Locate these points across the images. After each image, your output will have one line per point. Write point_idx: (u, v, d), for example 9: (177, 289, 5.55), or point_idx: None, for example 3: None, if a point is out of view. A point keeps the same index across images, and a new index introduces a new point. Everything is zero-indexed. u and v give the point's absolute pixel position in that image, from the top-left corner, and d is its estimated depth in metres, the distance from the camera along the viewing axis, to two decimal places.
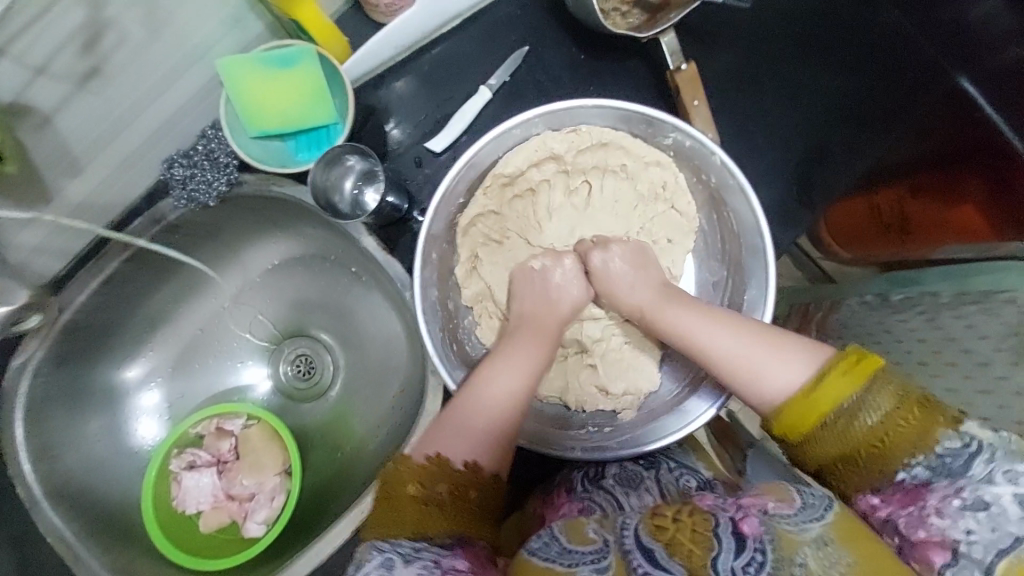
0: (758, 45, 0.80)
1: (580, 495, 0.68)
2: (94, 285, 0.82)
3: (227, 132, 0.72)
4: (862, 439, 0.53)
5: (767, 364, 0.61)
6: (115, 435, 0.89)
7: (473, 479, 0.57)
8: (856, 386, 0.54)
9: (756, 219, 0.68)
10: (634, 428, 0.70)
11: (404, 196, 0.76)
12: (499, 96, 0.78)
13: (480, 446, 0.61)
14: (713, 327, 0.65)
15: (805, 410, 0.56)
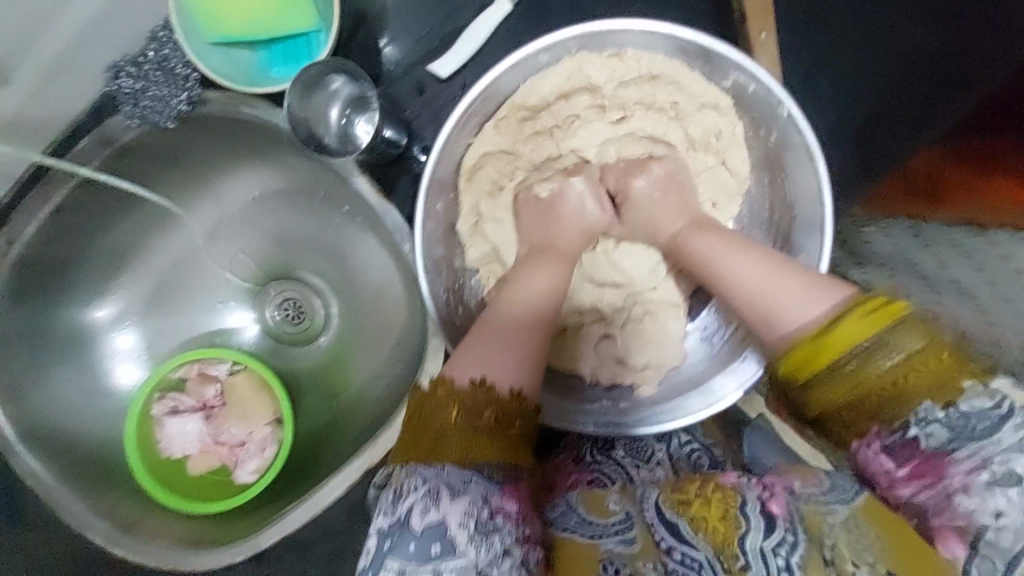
0: None
1: (589, 466, 0.68)
2: (45, 215, 0.72)
3: (179, 35, 0.57)
4: (872, 387, 0.40)
5: (785, 292, 0.49)
6: (88, 378, 0.82)
7: (516, 406, 0.46)
8: (874, 328, 0.41)
9: (818, 188, 0.58)
10: (651, 404, 0.65)
11: (403, 129, 0.65)
12: (522, 9, 0.64)
13: (505, 360, 0.50)
14: (733, 249, 0.55)
15: (814, 349, 0.43)
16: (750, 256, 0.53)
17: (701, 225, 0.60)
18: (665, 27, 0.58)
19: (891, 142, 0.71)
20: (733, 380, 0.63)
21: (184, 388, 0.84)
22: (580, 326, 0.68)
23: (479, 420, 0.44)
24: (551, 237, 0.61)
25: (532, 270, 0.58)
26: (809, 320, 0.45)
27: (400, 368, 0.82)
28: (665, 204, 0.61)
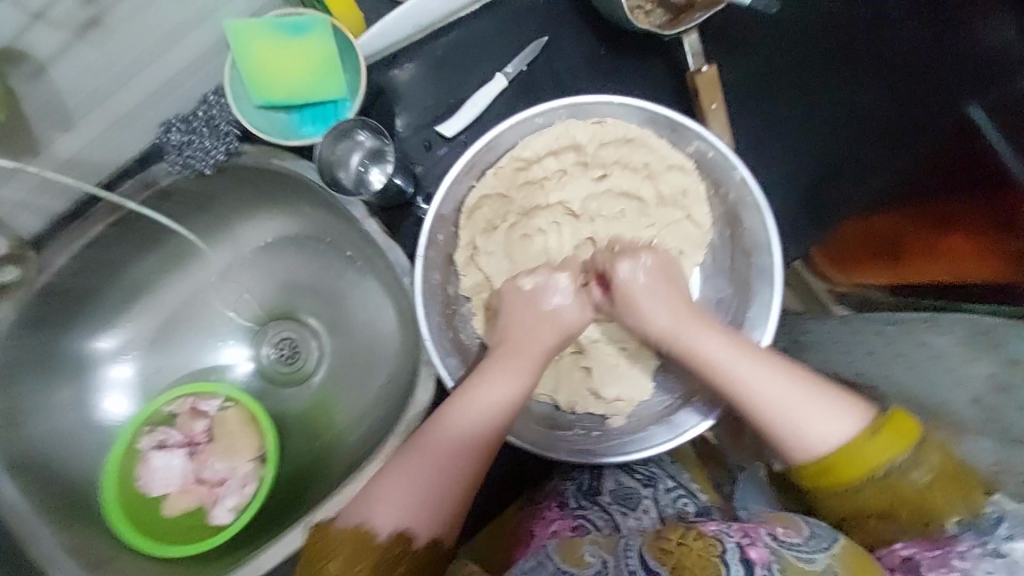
0: (782, 48, 0.77)
1: (573, 512, 0.66)
2: (76, 248, 0.77)
3: (230, 100, 0.69)
4: (904, 497, 0.52)
5: (810, 413, 0.55)
6: (83, 408, 0.84)
7: (394, 561, 0.53)
8: (898, 450, 0.52)
9: (767, 239, 0.67)
10: (622, 435, 0.69)
11: (410, 179, 0.74)
12: (515, 85, 0.76)
13: (420, 514, 0.55)
14: (750, 367, 0.57)
15: (841, 464, 0.54)
16: (775, 373, 0.56)
17: (687, 322, 0.59)
18: (638, 101, 0.68)
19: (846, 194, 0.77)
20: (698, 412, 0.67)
21: (173, 422, 0.84)
22: (560, 358, 0.70)
23: (353, 570, 0.52)
24: (518, 327, 0.62)
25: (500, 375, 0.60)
26: (833, 444, 0.54)
27: (389, 405, 0.84)
28: (658, 297, 0.60)
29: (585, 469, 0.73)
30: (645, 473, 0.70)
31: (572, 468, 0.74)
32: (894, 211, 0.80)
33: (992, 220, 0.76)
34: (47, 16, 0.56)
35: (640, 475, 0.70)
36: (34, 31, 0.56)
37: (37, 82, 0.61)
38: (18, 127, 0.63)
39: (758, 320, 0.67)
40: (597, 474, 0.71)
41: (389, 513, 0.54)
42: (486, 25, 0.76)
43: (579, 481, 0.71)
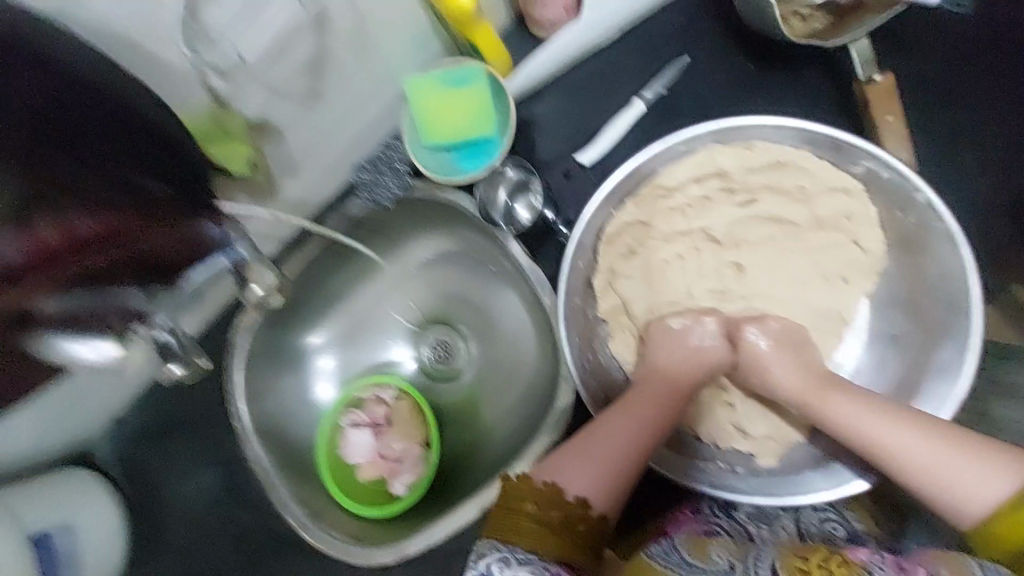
0: (934, 77, 0.76)
1: (708, 519, 0.66)
2: (298, 267, 0.97)
3: (407, 142, 0.80)
4: None
5: (964, 471, 0.52)
6: (300, 391, 1.05)
7: (584, 514, 0.55)
8: None
9: (964, 267, 0.61)
10: (772, 475, 0.69)
11: (554, 208, 0.82)
12: (654, 110, 0.78)
13: (596, 482, 0.58)
14: (902, 430, 0.56)
15: (1017, 521, 0.48)
16: (913, 432, 0.55)
17: (812, 390, 0.61)
18: (797, 122, 0.65)
19: None
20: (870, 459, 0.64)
21: (361, 406, 1.02)
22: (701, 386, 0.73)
23: (550, 515, 0.53)
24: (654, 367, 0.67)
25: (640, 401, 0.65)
26: (992, 499, 0.50)
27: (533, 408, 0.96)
28: (784, 361, 0.63)
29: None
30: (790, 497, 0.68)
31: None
32: None
33: None
34: (286, 93, 0.69)
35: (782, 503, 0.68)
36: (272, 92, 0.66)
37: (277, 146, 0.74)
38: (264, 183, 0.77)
39: (953, 355, 0.61)
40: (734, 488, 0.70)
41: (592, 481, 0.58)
42: (625, 55, 0.79)
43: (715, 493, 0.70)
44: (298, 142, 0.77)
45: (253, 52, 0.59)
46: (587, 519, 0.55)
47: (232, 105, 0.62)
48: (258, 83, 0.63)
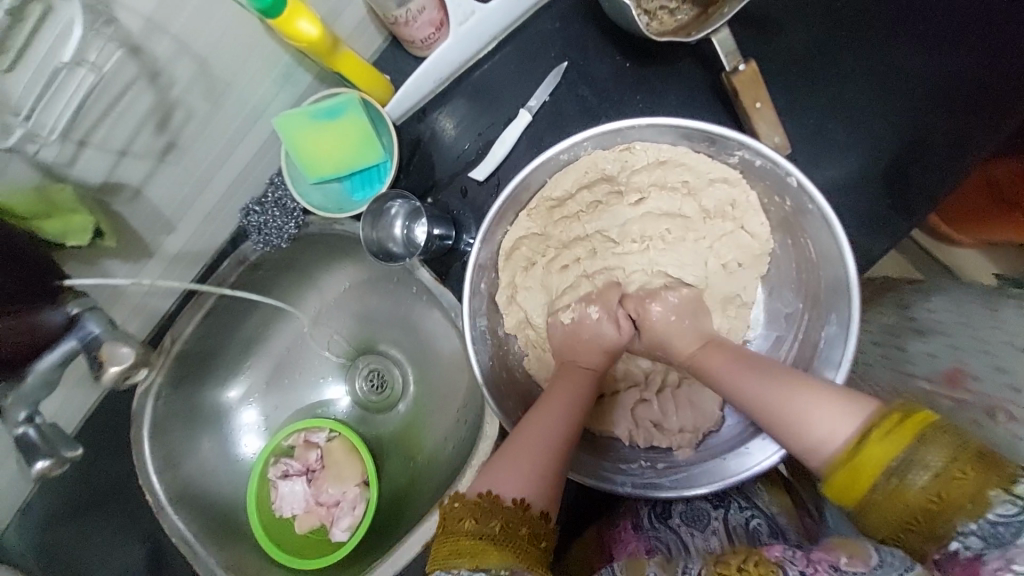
0: (830, 32, 0.69)
1: (649, 534, 0.73)
2: (199, 316, 0.93)
3: (292, 185, 0.76)
4: (916, 502, 0.45)
5: (816, 416, 0.53)
6: (223, 447, 1.01)
7: (521, 515, 0.51)
8: (901, 445, 0.46)
9: (840, 251, 0.61)
10: (689, 467, 0.68)
11: (450, 225, 0.78)
12: (541, 117, 0.76)
13: (525, 478, 0.55)
14: (769, 382, 0.57)
15: (852, 468, 0.48)
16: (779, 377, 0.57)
17: (702, 351, 0.65)
18: (671, 119, 0.64)
19: (941, 172, 0.66)
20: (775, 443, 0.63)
21: (292, 453, 1.00)
22: (618, 390, 0.73)
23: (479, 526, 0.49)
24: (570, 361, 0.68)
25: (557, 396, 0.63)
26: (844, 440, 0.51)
27: (469, 429, 0.95)
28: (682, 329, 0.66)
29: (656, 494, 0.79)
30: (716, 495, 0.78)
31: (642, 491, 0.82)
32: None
33: None
34: (130, 151, 0.62)
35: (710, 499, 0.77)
36: (123, 164, 0.62)
37: (135, 205, 0.67)
38: (131, 245, 0.70)
39: (838, 333, 0.62)
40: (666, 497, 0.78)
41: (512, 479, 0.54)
42: (506, 63, 0.77)
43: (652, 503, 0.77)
44: (162, 198, 0.70)
45: (57, 119, 0.50)
46: (521, 514, 0.52)
47: (66, 171, 0.58)
48: (90, 148, 0.58)
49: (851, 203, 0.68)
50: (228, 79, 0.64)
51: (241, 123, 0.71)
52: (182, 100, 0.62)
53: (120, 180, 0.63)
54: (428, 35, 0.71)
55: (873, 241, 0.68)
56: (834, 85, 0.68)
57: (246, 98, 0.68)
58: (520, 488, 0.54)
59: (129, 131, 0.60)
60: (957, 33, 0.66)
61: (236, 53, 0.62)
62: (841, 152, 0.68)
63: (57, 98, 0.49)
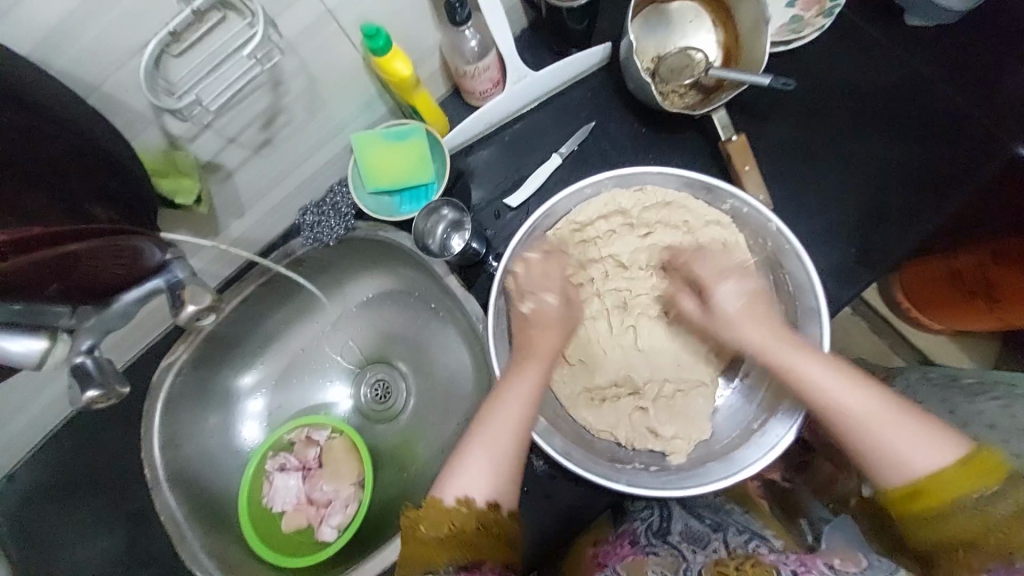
0: (810, 118, 0.84)
1: (645, 548, 0.73)
2: (235, 303, 0.98)
3: (352, 189, 0.90)
4: (981, 525, 0.56)
5: (901, 435, 0.61)
6: (225, 433, 1.04)
7: (490, 515, 0.65)
8: (980, 484, 0.58)
9: (810, 282, 0.75)
10: (679, 470, 0.77)
11: (484, 242, 0.89)
12: (568, 162, 0.92)
13: (499, 483, 0.66)
14: (868, 403, 0.63)
15: (927, 489, 0.60)
16: (860, 388, 0.64)
17: (775, 342, 0.69)
18: (676, 169, 0.80)
19: (891, 238, 0.81)
20: (757, 451, 0.76)
21: (292, 449, 1.02)
22: (618, 396, 0.81)
23: (438, 531, 0.63)
24: (528, 345, 0.75)
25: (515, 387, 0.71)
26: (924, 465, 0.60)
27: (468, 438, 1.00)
28: (747, 320, 0.71)
29: (654, 511, 0.80)
30: (714, 520, 0.75)
31: (638, 507, 0.82)
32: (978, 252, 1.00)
33: None
34: (237, 140, 0.74)
35: (709, 521, 0.75)
36: (227, 150, 0.74)
37: (223, 185, 0.79)
38: (208, 220, 0.81)
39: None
40: (665, 515, 0.78)
41: (477, 482, 0.66)
42: (546, 119, 0.93)
43: (648, 521, 0.78)
44: (244, 184, 0.82)
45: (214, 99, 0.61)
46: (475, 514, 0.64)
47: (186, 146, 0.69)
48: (211, 131, 0.69)
49: (822, 257, 0.82)
50: (326, 97, 0.79)
51: (324, 135, 0.85)
52: (288, 108, 0.76)
53: (218, 163, 0.75)
54: (485, 89, 0.88)
55: (840, 290, 0.81)
56: (814, 159, 0.83)
57: (332, 115, 0.83)
58: (486, 490, 0.66)
59: (241, 123, 0.72)
60: (913, 133, 0.82)
61: (340, 79, 0.78)
62: (812, 215, 0.83)
63: (217, 83, 0.61)
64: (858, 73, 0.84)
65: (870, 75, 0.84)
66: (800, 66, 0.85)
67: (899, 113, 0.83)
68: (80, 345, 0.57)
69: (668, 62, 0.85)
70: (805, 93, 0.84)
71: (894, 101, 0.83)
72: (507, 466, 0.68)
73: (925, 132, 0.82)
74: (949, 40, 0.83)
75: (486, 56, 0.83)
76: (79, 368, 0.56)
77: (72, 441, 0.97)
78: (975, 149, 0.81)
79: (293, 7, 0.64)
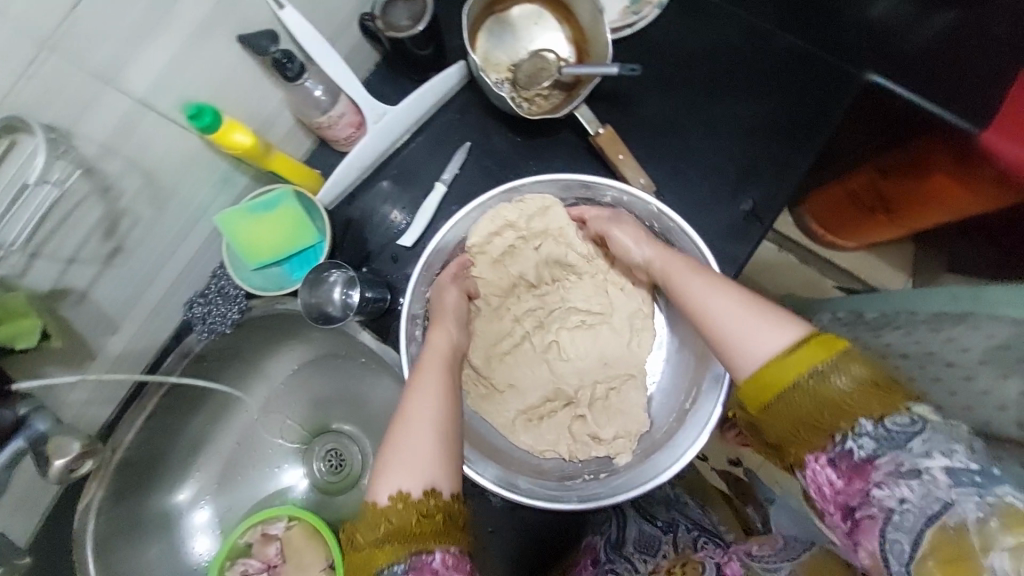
0: (671, 92, 0.85)
1: (603, 565, 0.79)
2: (142, 421, 0.90)
3: (233, 273, 0.84)
4: (822, 404, 0.51)
5: (756, 328, 0.58)
6: (174, 555, 0.96)
7: (436, 504, 0.59)
8: (818, 362, 0.52)
9: (700, 252, 0.75)
10: (628, 470, 0.76)
11: (385, 289, 0.86)
12: (454, 188, 0.89)
13: (430, 470, 0.60)
14: (723, 300, 0.62)
15: (771, 378, 0.55)
16: (730, 291, 0.63)
17: (670, 259, 0.70)
18: (548, 174, 0.79)
19: (771, 190, 0.83)
20: (694, 430, 0.74)
21: (250, 552, 0.96)
22: (554, 411, 0.81)
23: (379, 531, 0.57)
24: (427, 342, 0.73)
25: (420, 374, 0.69)
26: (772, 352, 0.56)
27: None
28: (640, 246, 0.74)
29: (610, 519, 0.84)
30: (666, 519, 0.81)
31: (600, 520, 0.86)
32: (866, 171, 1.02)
33: (958, 155, 0.87)
34: (79, 258, 0.67)
35: (661, 522, 0.81)
36: (71, 271, 0.67)
37: (79, 307, 0.71)
38: (73, 348, 0.73)
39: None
40: (622, 525, 0.82)
41: (404, 473, 0.60)
42: (420, 149, 0.90)
43: (607, 534, 0.82)
44: (107, 299, 0.74)
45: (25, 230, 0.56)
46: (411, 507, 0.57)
47: (18, 281, 0.62)
48: (42, 258, 0.63)
49: (714, 223, 0.83)
50: (173, 187, 0.73)
51: (184, 224, 0.79)
52: (129, 209, 0.70)
53: (66, 286, 0.68)
54: (348, 134, 0.84)
55: (737, 250, 0.82)
56: (685, 131, 0.84)
57: (186, 204, 0.77)
58: (418, 479, 0.59)
59: (78, 240, 0.66)
60: (769, 83, 0.84)
61: (182, 163, 0.72)
62: (696, 185, 0.84)
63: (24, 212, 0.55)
64: (706, 36, 0.85)
65: (718, 37, 0.85)
66: (649, 42, 0.85)
67: (752, 67, 0.85)
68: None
69: (524, 68, 0.84)
70: (662, 69, 0.85)
71: (744, 56, 0.85)
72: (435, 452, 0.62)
73: (780, 79, 0.84)
74: None
75: (337, 102, 0.80)
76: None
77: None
78: (828, 85, 0.83)
79: (90, 109, 0.59)
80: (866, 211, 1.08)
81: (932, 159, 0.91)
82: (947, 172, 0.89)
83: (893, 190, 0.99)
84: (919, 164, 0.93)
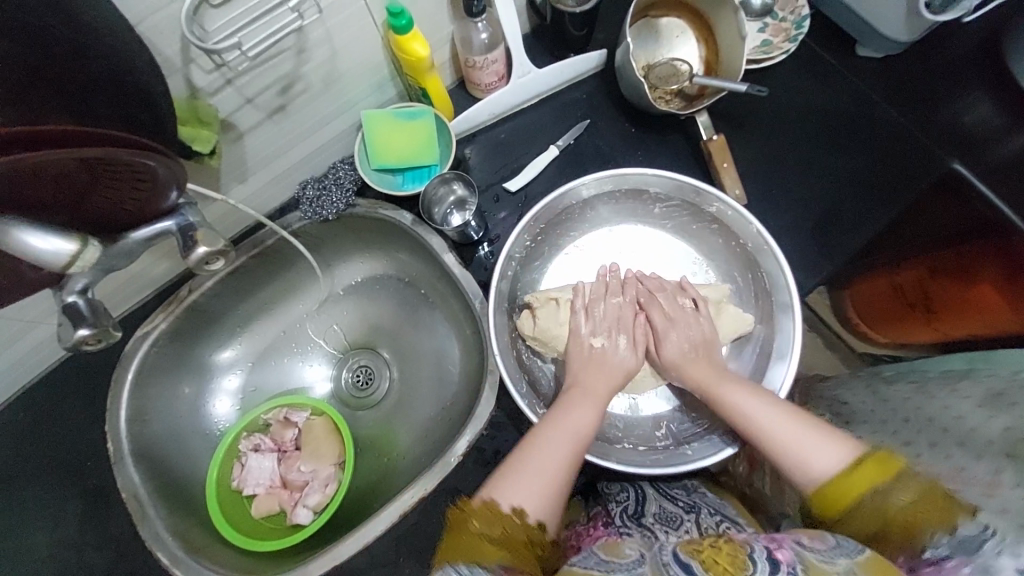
0: (776, 127, 0.96)
1: (617, 528, 0.77)
2: (221, 276, 0.95)
3: (357, 164, 0.94)
4: (889, 516, 0.57)
5: (807, 439, 0.65)
6: (199, 409, 1.00)
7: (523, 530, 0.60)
8: (876, 480, 0.59)
9: (786, 280, 0.84)
10: (663, 454, 0.83)
11: (481, 227, 0.94)
12: (565, 155, 0.98)
13: (547, 500, 0.63)
14: (768, 408, 0.70)
15: (835, 494, 0.61)
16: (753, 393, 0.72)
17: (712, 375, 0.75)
18: (669, 172, 0.89)
19: (845, 235, 0.90)
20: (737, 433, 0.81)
21: (268, 431, 0.99)
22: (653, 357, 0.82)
23: (494, 532, 0.59)
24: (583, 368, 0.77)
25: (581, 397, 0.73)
26: (824, 473, 0.63)
27: (448, 431, 0.97)
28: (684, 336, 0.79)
29: (629, 494, 0.85)
30: (687, 502, 0.83)
31: (615, 492, 0.87)
32: (916, 267, 0.99)
33: (1009, 271, 0.88)
34: (254, 102, 0.76)
35: (682, 504, 0.82)
36: (242, 111, 0.76)
37: (232, 145, 0.80)
38: (207, 181, 0.82)
39: (785, 348, 0.82)
40: (641, 499, 0.84)
41: (529, 495, 0.63)
42: (545, 114, 0.99)
43: (625, 505, 0.83)
44: (253, 149, 0.83)
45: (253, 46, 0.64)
46: (526, 529, 0.60)
47: (206, 97, 0.70)
48: (231, 88, 0.71)
49: (790, 249, 0.91)
50: (342, 73, 0.83)
51: (335, 110, 0.88)
52: (306, 76, 0.78)
53: (233, 122, 0.76)
54: (491, 82, 0.95)
55: (805, 278, 0.90)
56: (780, 161, 0.94)
57: (344, 94, 0.87)
58: (536, 506, 0.62)
59: (261, 86, 0.74)
60: (864, 143, 0.94)
61: (356, 55, 0.82)
62: (779, 211, 0.93)
63: (255, 33, 0.64)
64: (817, 91, 0.97)
65: (829, 95, 0.97)
66: (767, 84, 0.98)
67: (850, 128, 0.95)
68: (74, 285, 0.57)
69: (657, 70, 0.95)
70: (774, 107, 0.97)
71: (845, 113, 0.96)
72: (567, 464, 0.66)
73: (873, 145, 0.94)
74: (891, 71, 0.97)
75: (494, 49, 0.89)
76: (71, 307, 0.57)
77: (34, 404, 0.93)
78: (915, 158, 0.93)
79: None
80: (904, 308, 0.99)
81: (977, 270, 0.92)
82: (992, 282, 0.90)
83: (939, 291, 0.95)
84: (969, 273, 0.93)
